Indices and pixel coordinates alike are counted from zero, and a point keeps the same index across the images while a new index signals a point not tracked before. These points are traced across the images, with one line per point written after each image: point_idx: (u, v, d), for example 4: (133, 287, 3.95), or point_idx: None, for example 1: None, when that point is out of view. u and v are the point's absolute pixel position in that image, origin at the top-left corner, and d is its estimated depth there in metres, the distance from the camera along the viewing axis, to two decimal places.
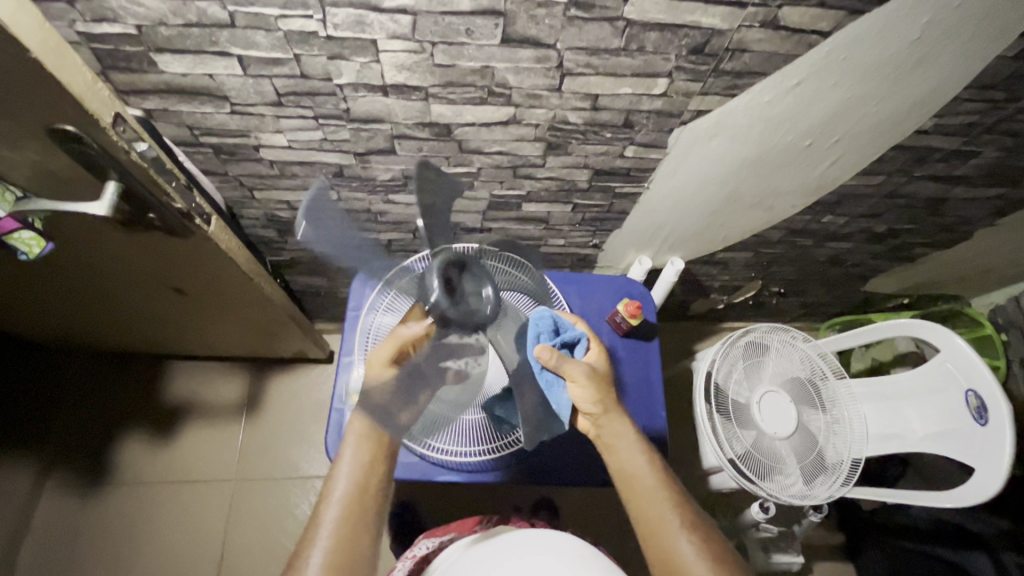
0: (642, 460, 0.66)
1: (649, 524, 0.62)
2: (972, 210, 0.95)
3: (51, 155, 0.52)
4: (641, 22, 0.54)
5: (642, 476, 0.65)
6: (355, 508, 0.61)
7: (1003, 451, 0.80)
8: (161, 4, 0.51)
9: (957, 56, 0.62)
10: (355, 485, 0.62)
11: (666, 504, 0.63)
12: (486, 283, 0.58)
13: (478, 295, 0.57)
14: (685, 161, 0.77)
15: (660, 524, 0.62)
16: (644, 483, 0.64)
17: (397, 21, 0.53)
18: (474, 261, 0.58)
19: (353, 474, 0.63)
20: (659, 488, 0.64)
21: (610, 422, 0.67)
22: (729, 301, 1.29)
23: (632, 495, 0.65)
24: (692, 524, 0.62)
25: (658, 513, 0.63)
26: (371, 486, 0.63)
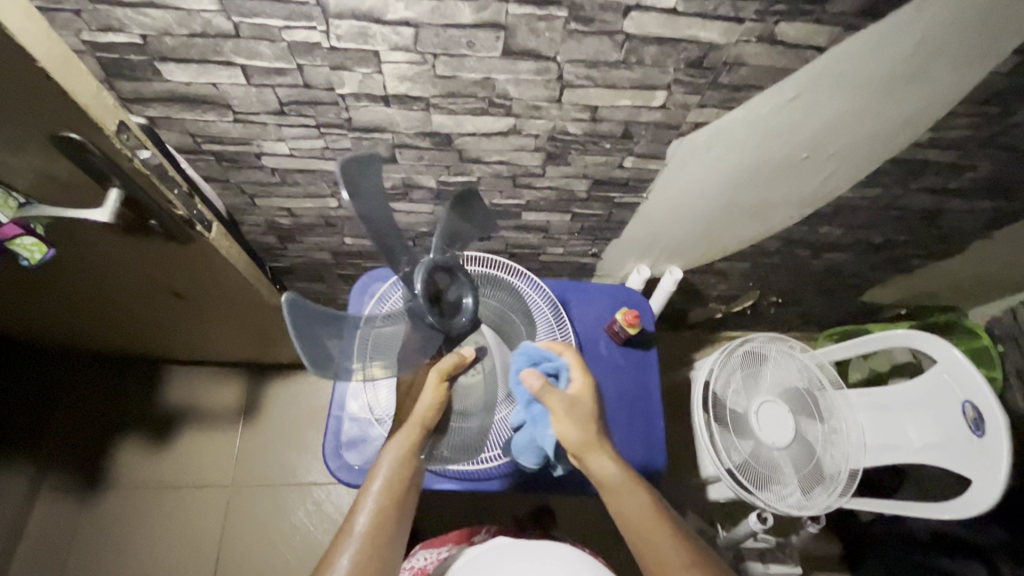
0: (641, 500, 0.63)
1: (655, 563, 0.60)
2: (968, 222, 0.96)
3: (55, 163, 0.52)
4: (640, 36, 0.55)
5: (640, 512, 0.63)
6: (394, 501, 0.61)
7: (1001, 462, 0.80)
8: (166, 14, 0.52)
9: (951, 72, 0.63)
10: (396, 477, 0.62)
11: (669, 539, 0.61)
12: (468, 294, 0.64)
13: (457, 303, 0.63)
14: (684, 173, 0.77)
15: (663, 563, 0.60)
16: (643, 519, 0.62)
17: (399, 33, 0.54)
18: (463, 274, 0.65)
19: (394, 465, 0.63)
20: (657, 524, 0.62)
21: (602, 461, 0.64)
22: (727, 310, 1.29)
23: (632, 534, 0.63)
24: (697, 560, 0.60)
25: (660, 551, 0.60)
26: (410, 478, 0.63)
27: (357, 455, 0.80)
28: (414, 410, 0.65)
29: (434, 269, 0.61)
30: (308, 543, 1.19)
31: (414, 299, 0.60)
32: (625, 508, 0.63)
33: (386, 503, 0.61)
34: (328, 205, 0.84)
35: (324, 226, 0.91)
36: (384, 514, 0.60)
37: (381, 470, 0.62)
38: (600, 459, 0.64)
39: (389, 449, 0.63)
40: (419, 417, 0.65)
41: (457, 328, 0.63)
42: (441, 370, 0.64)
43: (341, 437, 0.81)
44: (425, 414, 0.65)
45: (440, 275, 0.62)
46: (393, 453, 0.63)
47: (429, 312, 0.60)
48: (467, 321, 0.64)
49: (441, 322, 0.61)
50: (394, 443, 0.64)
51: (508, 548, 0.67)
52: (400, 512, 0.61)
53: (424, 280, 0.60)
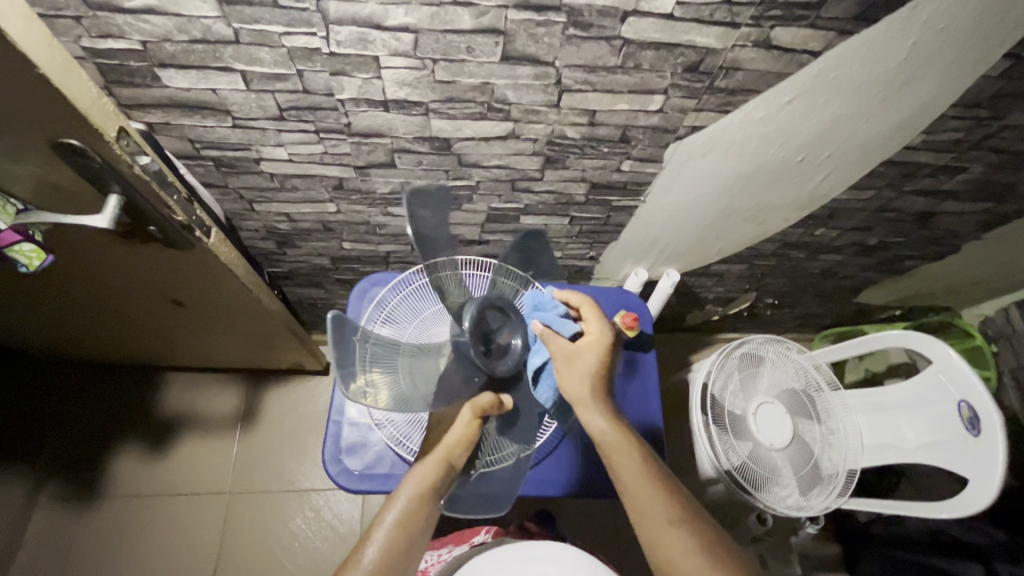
0: (633, 456, 0.63)
1: (643, 518, 0.60)
2: (961, 224, 0.97)
3: (54, 168, 0.52)
4: (637, 41, 0.56)
5: (631, 463, 0.63)
6: (405, 538, 0.60)
7: (996, 461, 0.80)
8: (166, 21, 0.52)
9: (943, 77, 0.64)
10: (411, 513, 0.61)
11: (658, 494, 0.61)
12: (519, 338, 0.68)
13: (505, 344, 0.67)
14: (681, 176, 0.78)
15: (651, 517, 0.60)
16: (633, 476, 0.62)
17: (399, 39, 0.54)
18: (519, 319, 0.69)
19: (412, 499, 0.61)
20: (645, 480, 0.62)
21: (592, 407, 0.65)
22: (724, 313, 1.30)
23: (621, 485, 0.63)
24: (683, 521, 0.60)
25: (650, 505, 0.61)
26: (426, 517, 0.61)
27: (357, 460, 0.80)
28: (443, 444, 0.64)
29: (487, 306, 0.67)
30: (306, 550, 1.18)
31: (464, 331, 0.65)
32: (617, 464, 0.63)
33: (398, 533, 0.59)
34: (327, 210, 0.85)
35: (322, 231, 0.91)
36: (394, 548, 0.59)
37: (400, 498, 0.62)
38: (588, 414, 0.65)
39: (411, 482, 0.62)
40: (447, 452, 0.64)
41: (500, 368, 0.66)
42: (476, 406, 0.65)
43: (341, 443, 0.81)
44: (454, 449, 0.64)
45: (492, 314, 0.67)
46: (413, 487, 0.62)
47: (474, 347, 0.64)
48: (511, 365, 0.67)
49: (484, 359, 0.65)
50: (417, 476, 0.63)
51: (509, 552, 0.67)
52: (410, 548, 0.60)
53: (477, 317, 0.66)
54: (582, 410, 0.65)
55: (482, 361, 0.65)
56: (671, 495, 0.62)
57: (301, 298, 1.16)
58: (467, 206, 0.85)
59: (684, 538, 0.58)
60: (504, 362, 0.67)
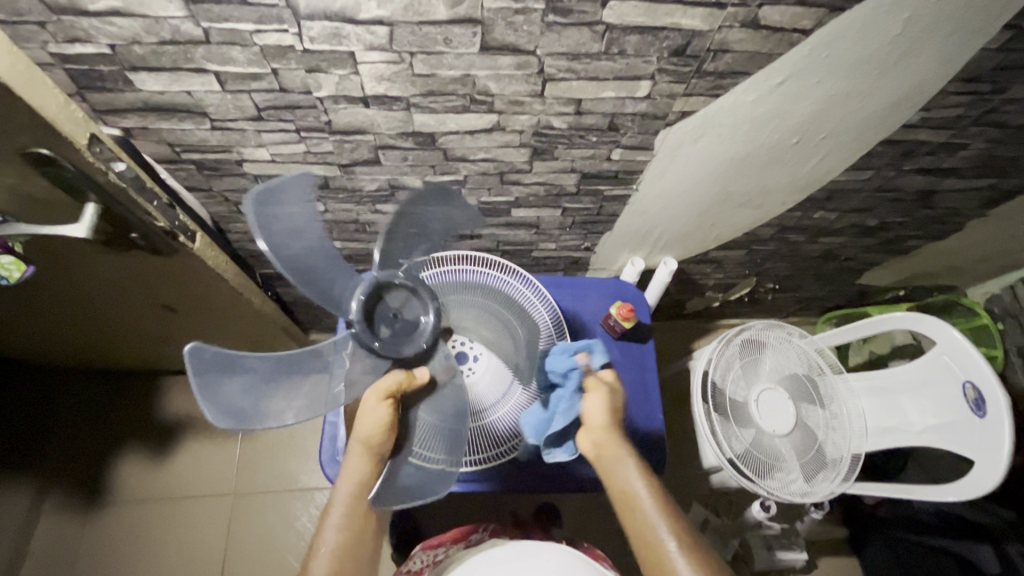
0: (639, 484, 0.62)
1: (645, 545, 0.59)
2: (963, 201, 0.95)
3: (30, 180, 0.51)
4: (621, 26, 0.54)
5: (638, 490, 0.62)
6: (349, 542, 0.60)
7: (1002, 442, 0.79)
8: (133, 23, 0.51)
9: (941, 48, 0.62)
10: (352, 515, 0.61)
11: (665, 525, 0.59)
12: (427, 311, 0.62)
13: (410, 320, 0.61)
14: (673, 163, 0.76)
15: (652, 541, 0.59)
16: (640, 498, 0.61)
17: (374, 33, 0.53)
18: (424, 290, 0.62)
19: (349, 500, 0.61)
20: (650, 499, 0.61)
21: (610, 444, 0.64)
22: (725, 299, 1.29)
23: (626, 516, 0.62)
24: (691, 548, 0.58)
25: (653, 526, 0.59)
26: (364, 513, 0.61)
27: None
28: (360, 438, 0.60)
29: (381, 287, 0.61)
30: None
31: (354, 326, 0.60)
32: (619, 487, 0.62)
33: (346, 539, 0.60)
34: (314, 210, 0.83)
35: None
36: (346, 550, 0.60)
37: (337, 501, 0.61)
38: (609, 449, 0.64)
39: (342, 484, 0.61)
40: (367, 446, 0.60)
41: (410, 350, 0.61)
42: (380, 390, 0.59)
43: (337, 444, 0.80)
44: (373, 440, 0.60)
45: (386, 294, 0.61)
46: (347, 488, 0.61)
47: (369, 337, 0.59)
48: (422, 342, 0.61)
49: (389, 346, 0.60)
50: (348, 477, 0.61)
51: (505, 550, 0.67)
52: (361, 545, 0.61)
53: (364, 303, 0.60)
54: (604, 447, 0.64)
55: (386, 349, 0.60)
56: (677, 525, 0.59)
57: (295, 298, 1.15)
58: None
59: (688, 568, 0.56)
60: (412, 339, 0.61)
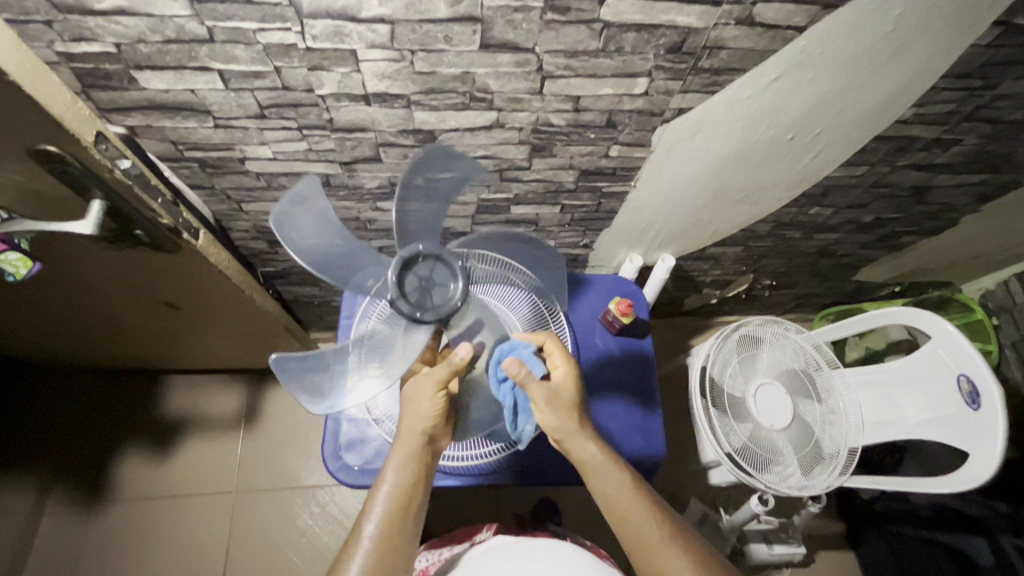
0: (617, 477, 0.64)
1: (633, 535, 0.61)
2: (957, 197, 0.96)
3: (36, 176, 0.52)
4: (618, 23, 0.55)
5: (619, 481, 0.63)
6: (402, 510, 0.60)
7: (996, 434, 0.80)
8: (139, 21, 0.51)
9: (935, 43, 0.62)
10: (401, 484, 0.61)
11: (648, 515, 0.62)
12: (455, 276, 0.60)
13: (441, 286, 0.59)
14: (671, 159, 0.77)
15: (642, 539, 0.61)
16: (619, 492, 0.63)
17: (375, 31, 0.54)
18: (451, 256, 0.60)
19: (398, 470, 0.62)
20: (637, 501, 0.62)
21: (579, 443, 0.64)
22: (722, 295, 1.30)
23: (607, 510, 0.63)
24: (673, 536, 0.61)
25: (643, 526, 0.61)
26: (417, 486, 0.62)
27: (356, 456, 0.80)
28: (418, 419, 0.63)
29: (409, 259, 0.60)
30: (313, 546, 1.19)
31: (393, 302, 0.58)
32: (603, 490, 0.64)
33: (393, 510, 0.60)
34: None
35: None
36: (393, 522, 0.59)
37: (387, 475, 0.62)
38: (580, 445, 0.64)
39: (395, 457, 0.62)
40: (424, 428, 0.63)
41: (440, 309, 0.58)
42: (438, 380, 0.62)
43: (339, 439, 0.81)
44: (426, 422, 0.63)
45: (417, 265, 0.60)
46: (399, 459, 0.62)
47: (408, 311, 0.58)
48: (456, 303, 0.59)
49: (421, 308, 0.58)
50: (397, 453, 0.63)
51: (509, 547, 0.67)
52: (413, 513, 0.61)
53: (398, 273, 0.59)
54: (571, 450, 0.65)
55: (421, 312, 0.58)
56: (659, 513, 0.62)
57: (297, 296, 1.15)
58: (457, 198, 0.84)
59: (674, 556, 0.59)
60: (447, 300, 0.59)
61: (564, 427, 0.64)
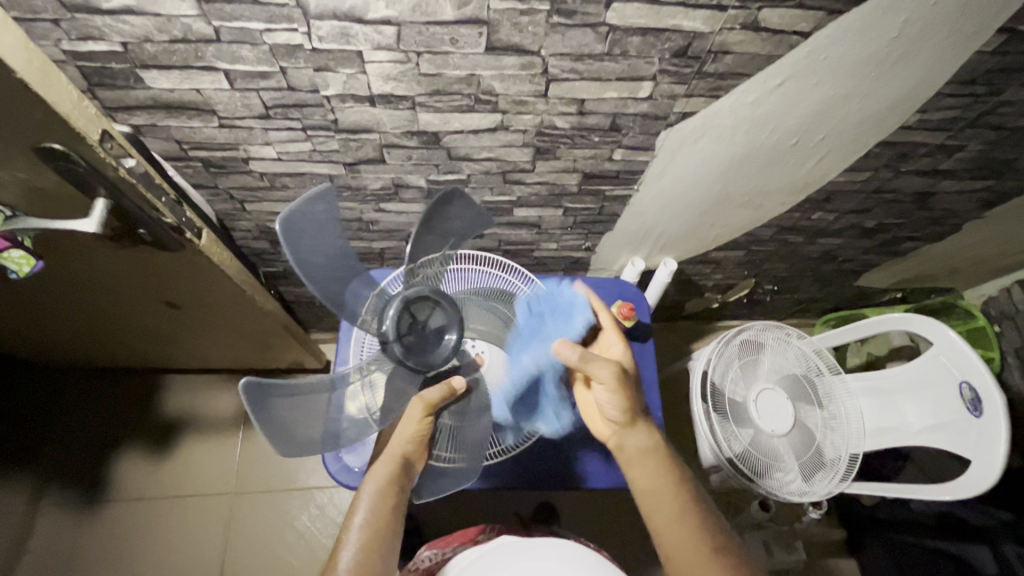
0: (663, 480, 0.64)
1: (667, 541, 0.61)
2: (960, 203, 0.96)
3: (40, 174, 0.52)
4: (623, 27, 0.55)
5: (665, 484, 0.63)
6: (377, 534, 0.60)
7: (997, 442, 0.80)
8: (146, 21, 0.52)
9: (939, 50, 0.63)
10: (379, 507, 0.61)
11: (689, 520, 0.61)
12: (453, 325, 0.63)
13: (439, 333, 0.62)
14: (673, 163, 0.77)
15: (678, 546, 0.60)
16: (665, 493, 0.63)
17: (382, 32, 0.54)
18: (452, 305, 0.63)
19: (376, 493, 0.62)
20: (678, 495, 0.62)
21: (634, 433, 0.66)
22: (724, 300, 1.30)
23: (648, 509, 0.64)
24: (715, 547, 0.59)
25: (680, 519, 0.61)
26: (393, 509, 0.62)
27: (357, 457, 0.79)
28: (397, 441, 0.64)
29: (410, 300, 0.61)
30: (311, 548, 1.19)
31: (388, 341, 0.60)
32: (645, 487, 0.64)
33: (369, 535, 0.60)
34: None
35: None
36: (370, 547, 0.60)
37: (364, 497, 0.62)
38: (631, 432, 0.66)
39: (373, 481, 0.62)
40: (404, 448, 0.64)
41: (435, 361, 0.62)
42: (426, 404, 0.63)
43: None
44: (407, 445, 0.64)
45: (417, 307, 0.62)
46: (376, 482, 0.62)
47: (404, 356, 0.60)
48: (448, 357, 0.62)
49: (418, 357, 0.61)
50: (374, 478, 0.63)
51: (509, 546, 0.68)
52: (389, 537, 0.61)
53: (398, 314, 0.60)
54: (625, 434, 0.66)
55: (417, 360, 0.61)
56: (701, 524, 0.61)
57: (298, 297, 1.15)
58: None
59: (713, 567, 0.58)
60: (441, 351, 0.62)
61: (624, 409, 0.66)
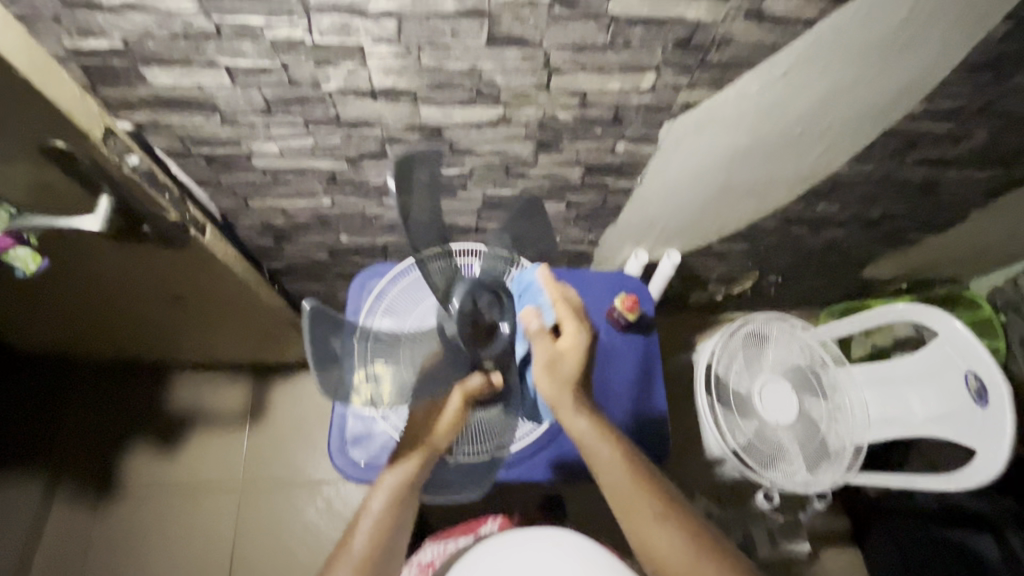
0: (612, 453, 0.64)
1: (627, 509, 0.62)
2: (967, 192, 0.95)
3: (44, 172, 0.52)
4: (625, 18, 0.54)
5: (614, 458, 0.64)
6: (393, 520, 0.62)
7: (1003, 431, 0.80)
8: (147, 17, 0.52)
9: (946, 37, 0.62)
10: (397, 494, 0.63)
11: (640, 488, 0.62)
12: (508, 322, 0.64)
13: (493, 327, 0.63)
14: (676, 155, 0.77)
15: (635, 514, 0.61)
16: (613, 468, 0.64)
17: (382, 26, 0.53)
18: (511, 302, 0.65)
19: (396, 484, 0.64)
20: (627, 477, 0.63)
21: (568, 412, 0.66)
22: (728, 292, 1.29)
23: (603, 483, 0.64)
24: (670, 509, 0.62)
25: (635, 502, 0.62)
26: (411, 500, 0.64)
27: (363, 451, 0.81)
28: (427, 433, 0.66)
29: (477, 287, 0.62)
30: (318, 541, 1.20)
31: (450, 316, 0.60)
32: (598, 462, 0.64)
33: (384, 523, 0.62)
34: (322, 203, 0.84)
35: (318, 224, 0.90)
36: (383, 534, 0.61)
37: (383, 485, 0.64)
38: (569, 416, 0.66)
39: (399, 472, 0.64)
40: (432, 440, 0.66)
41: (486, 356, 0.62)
42: (465, 393, 0.65)
43: (346, 434, 0.81)
44: (438, 435, 0.66)
45: (481, 296, 0.62)
46: (400, 470, 0.64)
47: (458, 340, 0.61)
48: (498, 350, 0.64)
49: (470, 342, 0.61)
50: (398, 468, 0.64)
51: (511, 541, 0.67)
52: (400, 522, 0.63)
53: (465, 296, 0.61)
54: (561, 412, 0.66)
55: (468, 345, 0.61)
56: (654, 489, 0.63)
57: (302, 293, 1.16)
58: (463, 194, 0.84)
59: (668, 528, 0.60)
60: (493, 345, 0.63)
61: (561, 397, 0.66)
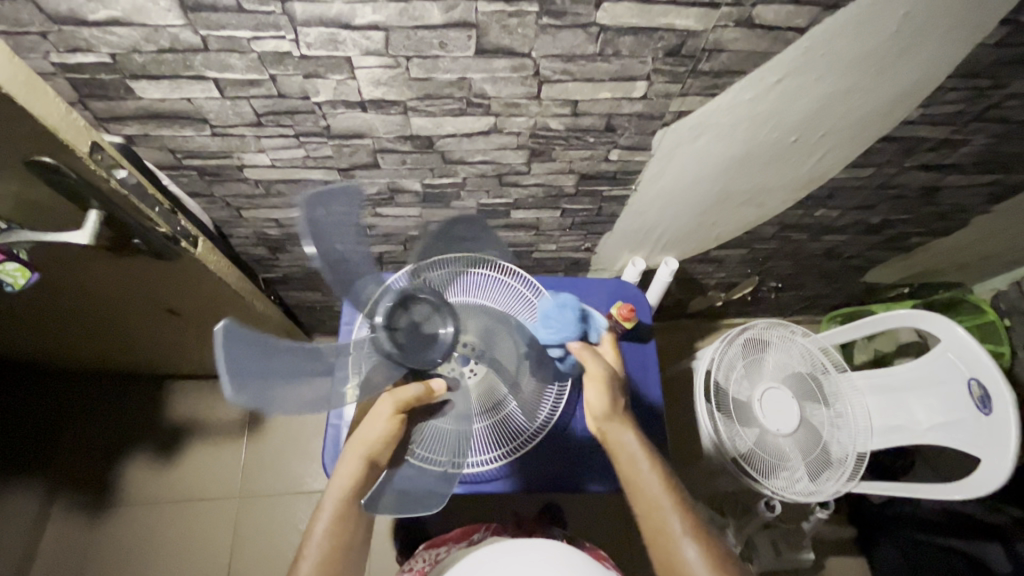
0: (649, 467, 0.63)
1: (655, 526, 0.60)
2: (968, 197, 0.94)
3: (32, 188, 0.52)
4: (614, 27, 0.54)
5: (651, 472, 0.62)
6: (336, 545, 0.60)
7: (1008, 441, 0.78)
8: (133, 31, 0.51)
9: (941, 44, 0.61)
10: (338, 517, 0.61)
11: (672, 507, 0.60)
12: (449, 325, 0.63)
13: (434, 332, 0.62)
14: (671, 162, 0.76)
15: (664, 531, 0.59)
16: (648, 483, 0.62)
17: (370, 38, 0.53)
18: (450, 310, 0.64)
19: (338, 503, 0.62)
20: (664, 493, 0.61)
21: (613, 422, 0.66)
22: (727, 299, 1.28)
23: (632, 499, 0.62)
24: (699, 533, 0.59)
25: (663, 512, 0.60)
26: (355, 520, 0.62)
27: None
28: (362, 442, 0.63)
29: (406, 300, 0.62)
30: None
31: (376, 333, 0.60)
32: (633, 476, 0.63)
33: (330, 546, 0.60)
34: None
35: None
36: (329, 559, 0.59)
37: (325, 505, 0.62)
38: (615, 428, 0.66)
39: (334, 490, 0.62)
40: (367, 448, 0.63)
41: (424, 361, 0.61)
42: (398, 399, 0.63)
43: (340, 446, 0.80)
44: (376, 445, 0.63)
45: (409, 307, 0.62)
46: (338, 489, 0.62)
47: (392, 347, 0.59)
48: (439, 354, 0.62)
49: (404, 351, 0.60)
50: (340, 484, 0.62)
51: (504, 550, 0.66)
52: (350, 546, 0.61)
53: (389, 310, 0.60)
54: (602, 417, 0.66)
55: (402, 353, 0.60)
56: (686, 512, 0.61)
57: (299, 302, 1.16)
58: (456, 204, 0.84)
59: (695, 555, 0.57)
60: (434, 350, 0.61)
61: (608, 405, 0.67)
